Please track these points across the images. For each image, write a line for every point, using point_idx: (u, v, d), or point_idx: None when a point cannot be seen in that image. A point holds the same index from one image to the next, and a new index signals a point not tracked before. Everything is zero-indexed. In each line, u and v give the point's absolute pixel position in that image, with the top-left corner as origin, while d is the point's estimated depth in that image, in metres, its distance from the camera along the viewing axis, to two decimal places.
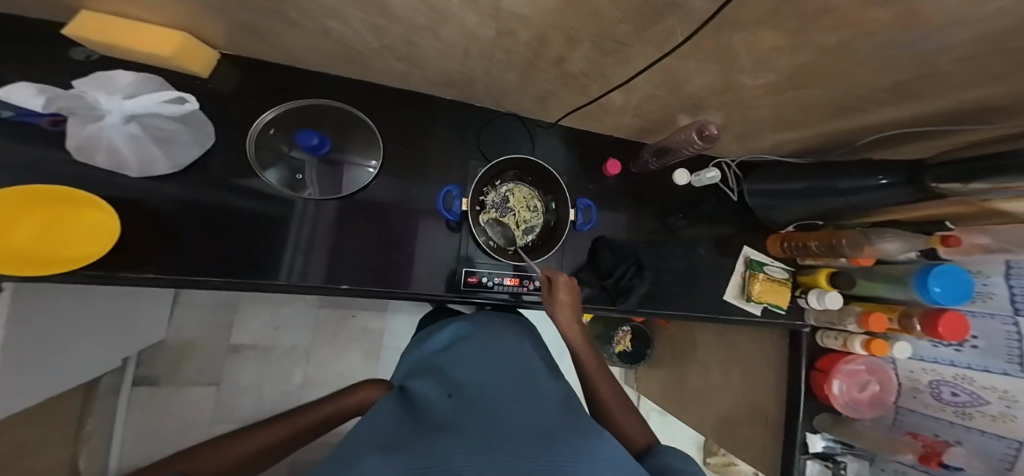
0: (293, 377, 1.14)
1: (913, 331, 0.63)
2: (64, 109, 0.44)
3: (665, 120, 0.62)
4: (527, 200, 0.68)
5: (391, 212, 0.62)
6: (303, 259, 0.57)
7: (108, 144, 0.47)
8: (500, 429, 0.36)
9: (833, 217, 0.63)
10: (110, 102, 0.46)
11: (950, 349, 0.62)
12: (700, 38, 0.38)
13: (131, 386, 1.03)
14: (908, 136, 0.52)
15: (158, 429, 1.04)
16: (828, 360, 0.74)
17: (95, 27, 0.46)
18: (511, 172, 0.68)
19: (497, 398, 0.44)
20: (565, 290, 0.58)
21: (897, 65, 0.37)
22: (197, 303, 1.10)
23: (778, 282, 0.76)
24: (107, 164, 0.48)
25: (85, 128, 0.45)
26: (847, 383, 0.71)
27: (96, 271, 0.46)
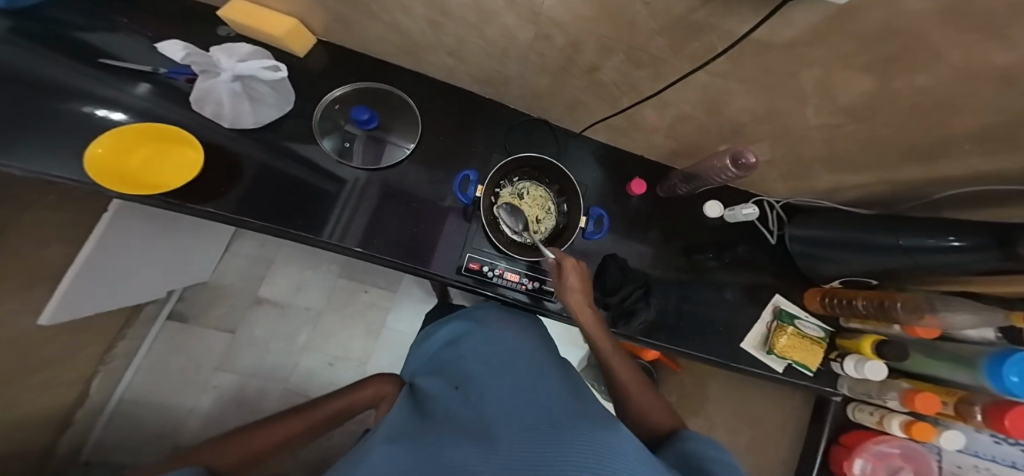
0: (298, 338, 1.19)
1: (971, 421, 0.55)
2: (196, 64, 0.52)
3: (701, 146, 0.59)
4: (541, 202, 0.65)
5: (414, 194, 0.64)
6: (346, 222, 0.59)
7: (216, 98, 0.55)
8: (507, 424, 0.35)
9: (891, 278, 0.57)
10: (226, 63, 0.52)
11: (1015, 449, 0.52)
12: (743, 58, 0.36)
13: (165, 318, 1.14)
14: (994, 198, 0.45)
15: (173, 362, 1.13)
16: (854, 436, 0.68)
17: (238, 10, 0.57)
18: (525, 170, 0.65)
19: (501, 391, 0.43)
20: (574, 274, 0.54)
21: (972, 110, 0.33)
22: (241, 254, 1.21)
23: (809, 339, 0.68)
24: (210, 113, 0.56)
25: (207, 82, 0.54)
26: (874, 465, 0.65)
27: (170, 198, 0.52)
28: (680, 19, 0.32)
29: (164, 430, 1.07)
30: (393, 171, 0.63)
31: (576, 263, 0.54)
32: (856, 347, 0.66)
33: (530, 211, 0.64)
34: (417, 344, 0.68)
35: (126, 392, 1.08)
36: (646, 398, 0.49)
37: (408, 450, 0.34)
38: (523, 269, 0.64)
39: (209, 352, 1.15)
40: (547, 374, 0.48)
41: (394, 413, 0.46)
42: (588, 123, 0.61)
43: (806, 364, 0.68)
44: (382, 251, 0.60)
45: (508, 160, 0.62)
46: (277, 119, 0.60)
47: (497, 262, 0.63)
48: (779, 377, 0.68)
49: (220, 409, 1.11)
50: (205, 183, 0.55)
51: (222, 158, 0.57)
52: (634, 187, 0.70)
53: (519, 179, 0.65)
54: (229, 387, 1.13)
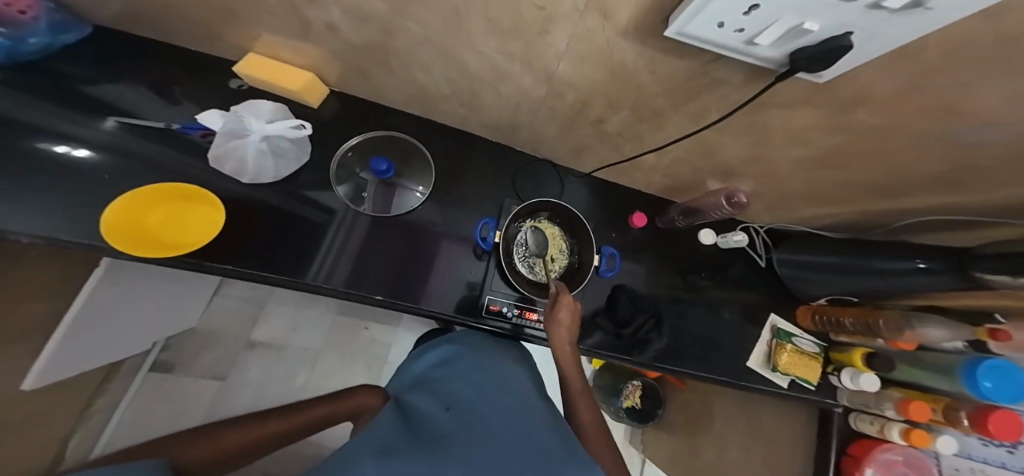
0: (296, 380, 1.14)
1: (960, 427, 0.58)
2: (227, 128, 0.57)
3: (695, 182, 0.65)
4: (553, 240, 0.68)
5: (421, 233, 0.66)
6: (333, 262, 0.59)
7: (240, 156, 0.58)
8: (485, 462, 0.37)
9: (873, 296, 0.62)
10: (256, 125, 0.57)
11: (1003, 450, 0.56)
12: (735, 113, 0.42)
13: (148, 369, 1.08)
14: (944, 224, 0.51)
15: (155, 415, 1.06)
16: (862, 446, 0.69)
17: (253, 65, 0.59)
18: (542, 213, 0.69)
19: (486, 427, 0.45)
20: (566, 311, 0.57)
21: (931, 153, 0.40)
22: (232, 296, 1.18)
23: (808, 356, 0.73)
24: (231, 170, 0.58)
25: (232, 142, 0.58)
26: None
27: (189, 258, 0.52)
28: (685, 83, 0.37)
29: None
30: (401, 212, 0.65)
31: (572, 302, 0.57)
32: (848, 360, 0.71)
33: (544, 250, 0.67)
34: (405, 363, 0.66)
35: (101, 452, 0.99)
36: (596, 442, 0.53)
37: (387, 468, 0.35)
38: (513, 299, 0.65)
39: (197, 402, 1.09)
40: (533, 411, 0.50)
41: (383, 425, 0.47)
42: (591, 164, 0.66)
43: (808, 379, 0.72)
44: (398, 296, 0.61)
45: (526, 204, 0.67)
46: (295, 171, 0.62)
47: (516, 301, 0.65)
48: (785, 392, 0.71)
49: None
50: (225, 237, 0.55)
51: (246, 211, 0.58)
52: (634, 220, 0.74)
53: (533, 220, 0.68)
54: None
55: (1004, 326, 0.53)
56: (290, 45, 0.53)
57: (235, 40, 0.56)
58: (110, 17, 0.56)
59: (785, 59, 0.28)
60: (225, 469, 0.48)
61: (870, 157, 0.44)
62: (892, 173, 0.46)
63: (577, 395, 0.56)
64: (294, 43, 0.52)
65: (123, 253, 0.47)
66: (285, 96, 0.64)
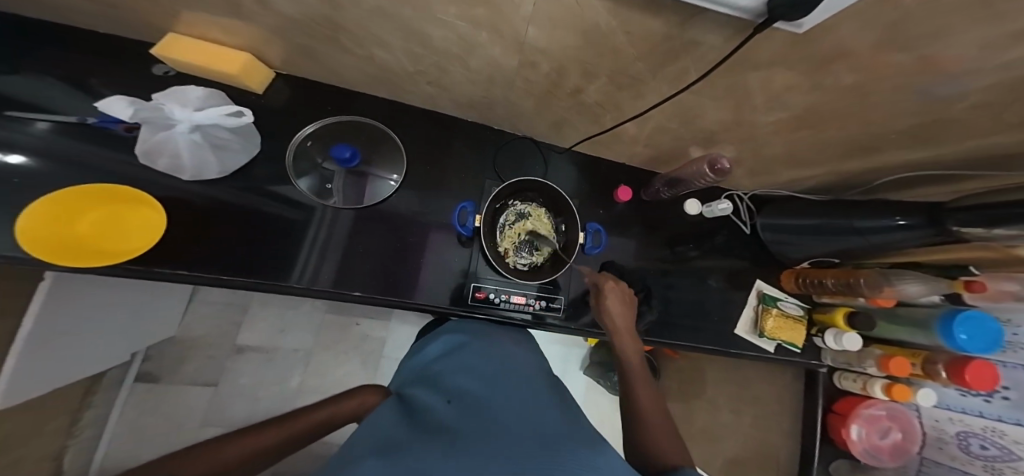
0: (291, 382, 1.14)
1: (937, 378, 0.61)
2: (146, 119, 0.51)
3: (678, 151, 0.63)
4: (537, 224, 0.67)
5: (406, 224, 0.64)
6: (318, 262, 0.58)
7: (172, 150, 0.53)
8: (506, 435, 0.38)
9: (856, 255, 0.62)
10: (182, 113, 0.52)
11: (979, 400, 0.59)
12: (714, 75, 0.40)
13: (135, 380, 1.05)
14: (925, 179, 0.51)
15: (148, 428, 1.04)
16: (847, 402, 0.74)
17: (179, 48, 0.54)
18: (523, 193, 0.67)
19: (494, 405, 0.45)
20: (613, 295, 0.62)
21: (909, 108, 0.39)
22: (213, 300, 1.14)
23: (792, 319, 0.74)
24: (165, 166, 0.54)
25: (158, 134, 0.53)
26: (868, 429, 0.70)
27: (134, 265, 0.49)
28: (659, 43, 0.35)
29: None
30: (373, 200, 0.63)
31: (616, 286, 0.62)
32: (831, 321, 0.72)
33: (526, 234, 0.66)
34: (407, 358, 0.63)
35: (102, 463, 0.98)
36: (654, 411, 0.51)
37: (399, 459, 0.34)
38: (535, 292, 0.66)
39: (191, 409, 1.07)
40: (542, 391, 0.51)
41: (380, 420, 0.44)
42: (571, 139, 0.64)
43: (794, 342, 0.73)
44: (381, 291, 0.60)
45: (506, 185, 0.64)
46: (246, 164, 0.59)
47: (502, 287, 0.65)
48: (771, 356, 0.73)
49: None
50: (172, 243, 0.52)
51: (188, 216, 0.54)
52: (619, 194, 0.72)
53: (515, 203, 0.67)
54: None
55: (979, 278, 0.58)
56: (233, 26, 0.49)
57: (173, 24, 0.51)
58: (25, 5, 0.50)
59: (760, 9, 0.26)
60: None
61: (850, 115, 0.44)
62: (871, 132, 0.46)
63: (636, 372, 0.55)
64: (237, 23, 0.48)
65: (50, 263, 0.43)
66: (225, 82, 0.59)
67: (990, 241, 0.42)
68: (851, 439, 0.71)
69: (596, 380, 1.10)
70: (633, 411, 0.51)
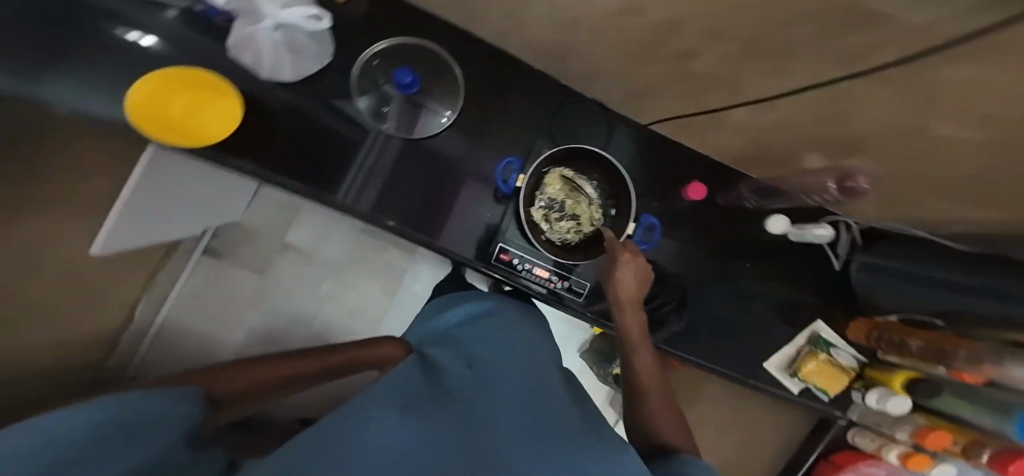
0: (321, 285, 1.25)
1: (974, 459, 0.62)
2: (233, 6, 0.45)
3: (783, 156, 0.52)
4: (584, 200, 0.61)
5: (451, 166, 0.61)
6: (360, 184, 0.57)
7: (256, 47, 0.49)
8: (527, 404, 0.36)
9: (971, 329, 0.50)
10: (268, 8, 0.44)
11: None
12: (895, 69, 0.29)
13: (201, 252, 1.19)
14: None
15: (205, 296, 1.19)
16: (844, 456, 0.82)
17: None
18: (580, 162, 0.60)
19: (510, 373, 0.44)
20: (627, 269, 0.52)
21: None
22: (271, 198, 1.22)
23: (840, 368, 0.68)
24: (248, 62, 0.51)
25: (245, 27, 0.47)
26: None
27: (208, 152, 0.51)
28: (826, 20, 0.26)
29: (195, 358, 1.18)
30: (428, 139, 0.59)
31: (632, 259, 0.52)
32: (886, 381, 0.71)
33: (571, 208, 0.61)
34: (423, 315, 0.65)
35: (165, 322, 1.16)
36: (653, 387, 0.48)
37: (416, 413, 0.32)
38: (552, 266, 0.61)
39: (241, 289, 1.21)
40: (555, 370, 0.49)
41: (397, 373, 0.43)
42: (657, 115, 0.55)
43: (827, 391, 0.70)
44: (410, 225, 0.59)
45: (561, 148, 0.57)
46: (316, 72, 0.56)
47: (528, 255, 0.60)
48: (794, 398, 0.70)
49: (251, 342, 1.21)
50: (243, 138, 0.53)
51: (258, 117, 0.54)
52: (690, 191, 0.61)
53: (564, 171, 0.60)
54: (257, 324, 1.21)
55: None
56: None
57: None
58: None
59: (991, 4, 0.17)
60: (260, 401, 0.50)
61: None
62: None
63: (638, 349, 0.51)
64: None
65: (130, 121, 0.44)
66: None
67: None
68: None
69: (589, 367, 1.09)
70: (634, 389, 0.49)
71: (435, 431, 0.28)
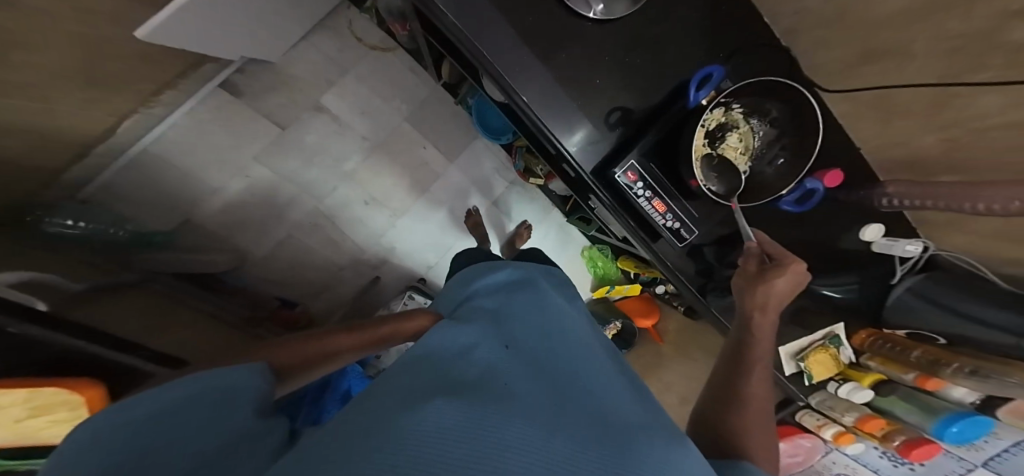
0: (347, 163, 1.17)
1: (888, 441, 0.80)
2: None
3: (919, 170, 0.56)
4: (741, 146, 0.55)
5: (572, 37, 0.56)
6: (460, 7, 0.51)
7: None
8: (564, 403, 0.34)
9: (980, 353, 0.63)
10: None
11: (888, 463, 0.84)
12: None
13: (217, 84, 1.01)
14: None
15: (208, 133, 1.04)
16: (787, 429, 1.00)
17: None
18: (761, 101, 0.53)
19: (549, 365, 0.42)
20: (789, 278, 0.52)
21: None
22: (319, 48, 1.08)
23: (835, 363, 0.81)
24: None
25: None
26: (786, 447, 0.97)
27: None
28: None
29: (181, 199, 1.05)
30: (493, 44, 0.53)
31: (799, 272, 0.52)
32: (858, 377, 0.84)
33: (726, 149, 0.55)
34: (464, 280, 0.65)
35: (149, 145, 0.98)
36: (758, 415, 0.51)
37: (464, 399, 0.28)
38: (670, 202, 0.60)
39: (254, 139, 1.08)
40: (596, 356, 0.49)
41: (440, 339, 0.42)
42: (852, 83, 0.54)
43: (813, 376, 0.81)
44: (503, 73, 0.54)
45: (754, 79, 0.51)
46: None
47: (653, 184, 0.58)
48: (784, 376, 0.80)
49: (249, 199, 1.11)
50: None
51: None
52: (827, 178, 0.58)
53: (737, 107, 0.53)
54: (262, 183, 1.11)
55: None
56: None
57: None
58: None
59: None
60: (299, 378, 0.46)
61: None
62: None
63: (757, 364, 0.53)
64: None
65: None
66: None
67: None
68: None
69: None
70: (738, 394, 0.52)
71: (470, 424, 0.24)
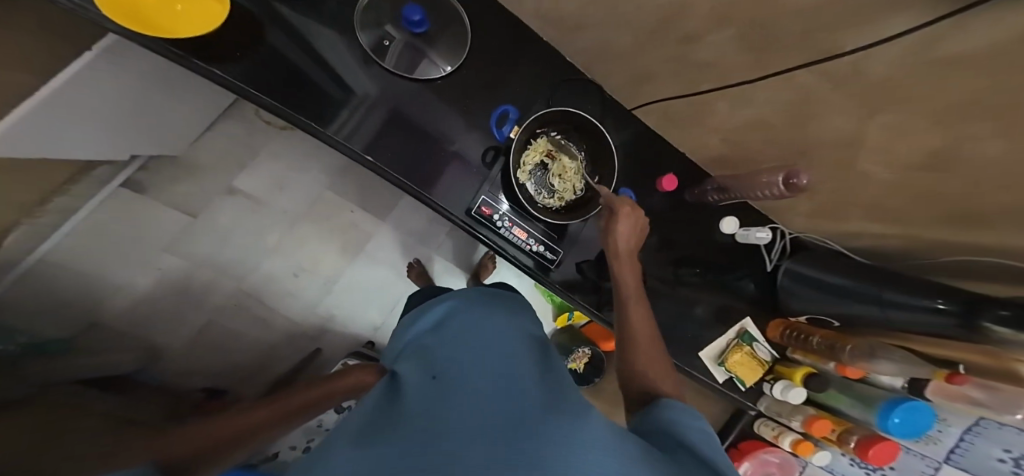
0: (268, 238, 1.16)
1: (844, 445, 0.75)
2: None
3: (746, 160, 0.61)
4: (566, 167, 0.63)
5: (409, 100, 0.59)
6: (358, 120, 0.56)
7: None
8: (473, 404, 0.34)
9: (857, 325, 0.63)
10: None
11: (861, 471, 0.78)
12: (839, 69, 0.37)
13: (118, 183, 1.03)
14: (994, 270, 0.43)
15: (110, 232, 1.03)
16: (750, 445, 0.91)
17: None
18: (567, 128, 0.63)
19: (467, 371, 0.43)
20: (625, 220, 0.55)
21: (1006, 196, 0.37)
22: (223, 135, 1.12)
23: (757, 361, 0.79)
24: None
25: None
26: (755, 468, 0.88)
27: (177, 47, 0.45)
28: None
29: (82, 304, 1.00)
30: (423, 109, 0.60)
31: (630, 210, 0.56)
32: (789, 374, 0.79)
33: (552, 173, 0.62)
34: (404, 330, 0.68)
35: (46, 253, 0.95)
36: (648, 350, 0.51)
37: (369, 445, 0.30)
38: (530, 227, 0.64)
39: (163, 230, 1.07)
40: (524, 354, 0.49)
41: (375, 401, 0.44)
42: (658, 93, 0.61)
43: (743, 379, 0.79)
44: (393, 168, 0.58)
45: (554, 111, 0.60)
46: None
47: (508, 212, 0.63)
48: (719, 385, 0.78)
49: (164, 291, 1.07)
50: (216, 41, 0.48)
51: (243, 18, 0.50)
52: (664, 182, 0.68)
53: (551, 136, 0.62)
54: (174, 273, 1.08)
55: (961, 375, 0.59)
56: None
57: None
58: None
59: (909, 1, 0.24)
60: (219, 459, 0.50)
61: None
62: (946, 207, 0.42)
63: (630, 301, 0.55)
64: None
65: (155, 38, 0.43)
66: None
67: (1010, 349, 0.42)
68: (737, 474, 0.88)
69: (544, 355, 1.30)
70: (626, 339, 0.53)
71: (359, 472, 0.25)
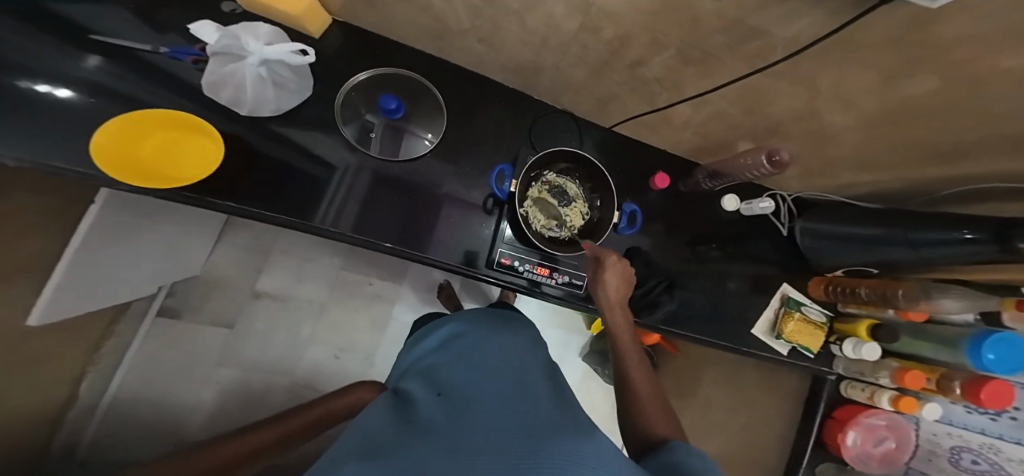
0: (303, 329, 1.20)
1: (950, 393, 0.67)
2: (222, 47, 0.51)
3: (729, 142, 0.63)
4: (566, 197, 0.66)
5: (404, 179, 0.63)
6: (338, 208, 0.59)
7: (237, 82, 0.53)
8: (483, 426, 0.33)
9: (897, 269, 0.62)
10: (254, 45, 0.52)
11: (986, 417, 0.66)
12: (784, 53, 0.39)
13: (155, 315, 1.10)
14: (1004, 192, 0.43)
15: (162, 361, 1.08)
16: (847, 412, 0.83)
17: None
18: (561, 164, 0.66)
19: (478, 397, 0.41)
20: (613, 270, 0.55)
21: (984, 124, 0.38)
22: (237, 244, 1.19)
23: (813, 324, 0.76)
24: (227, 99, 0.54)
25: (228, 65, 0.52)
26: (864, 437, 0.79)
27: (191, 194, 0.51)
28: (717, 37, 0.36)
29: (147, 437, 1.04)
30: (427, 177, 0.64)
31: (618, 261, 0.55)
32: (851, 330, 0.77)
33: (554, 208, 0.65)
34: (406, 348, 0.66)
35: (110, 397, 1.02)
36: (649, 402, 0.45)
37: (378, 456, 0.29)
38: (545, 262, 0.66)
39: (205, 347, 1.12)
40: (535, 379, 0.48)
41: (372, 415, 0.43)
42: (626, 107, 0.64)
43: (809, 347, 0.76)
44: (405, 244, 0.61)
45: (543, 154, 0.63)
46: (296, 107, 0.59)
47: (527, 256, 0.65)
48: (784, 358, 0.76)
49: (224, 404, 1.10)
50: (220, 177, 0.53)
51: (240, 151, 0.55)
52: (657, 181, 0.70)
53: (547, 174, 0.65)
54: (230, 382, 1.12)
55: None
56: None
57: None
58: None
59: None
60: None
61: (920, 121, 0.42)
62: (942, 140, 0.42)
63: (626, 347, 0.51)
64: None
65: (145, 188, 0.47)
66: (287, 23, 0.58)
67: None
68: (844, 445, 0.80)
69: (595, 368, 1.28)
70: (620, 389, 0.47)
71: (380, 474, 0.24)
